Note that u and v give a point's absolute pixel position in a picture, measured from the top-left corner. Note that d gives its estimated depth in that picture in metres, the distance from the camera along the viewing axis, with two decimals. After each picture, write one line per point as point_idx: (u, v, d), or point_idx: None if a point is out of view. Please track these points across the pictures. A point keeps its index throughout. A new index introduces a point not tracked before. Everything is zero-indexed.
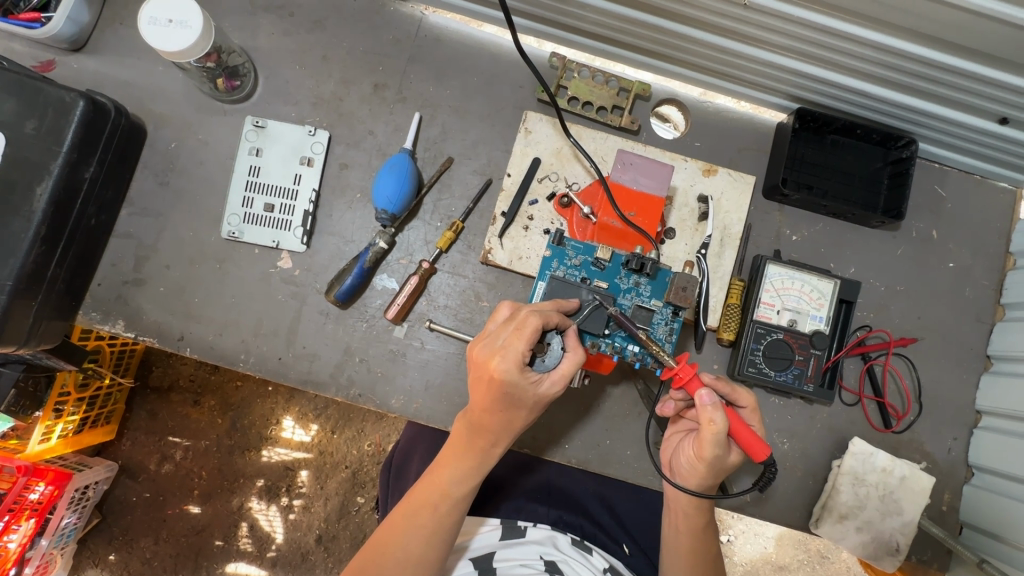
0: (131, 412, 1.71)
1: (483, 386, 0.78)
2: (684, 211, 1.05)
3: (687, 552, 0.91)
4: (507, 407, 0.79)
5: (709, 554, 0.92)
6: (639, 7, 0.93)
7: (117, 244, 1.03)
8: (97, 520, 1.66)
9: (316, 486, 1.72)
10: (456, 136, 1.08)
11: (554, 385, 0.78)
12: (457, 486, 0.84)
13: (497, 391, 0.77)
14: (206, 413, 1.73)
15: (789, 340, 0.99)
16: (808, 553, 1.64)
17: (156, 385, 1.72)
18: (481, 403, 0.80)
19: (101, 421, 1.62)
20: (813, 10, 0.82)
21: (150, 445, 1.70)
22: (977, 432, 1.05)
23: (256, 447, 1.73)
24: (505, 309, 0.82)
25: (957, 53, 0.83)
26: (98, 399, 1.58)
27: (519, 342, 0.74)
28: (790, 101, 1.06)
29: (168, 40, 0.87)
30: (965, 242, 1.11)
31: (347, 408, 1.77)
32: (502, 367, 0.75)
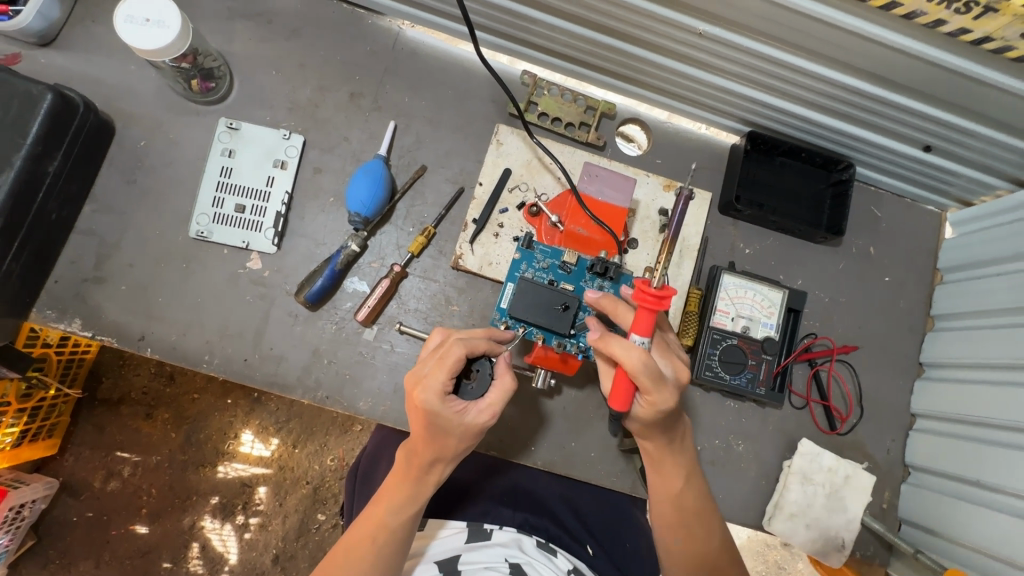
0: (76, 426, 1.63)
1: (415, 415, 0.82)
2: (646, 224, 1.11)
3: (662, 498, 0.85)
4: (438, 437, 0.82)
5: (689, 493, 0.84)
6: (604, 32, 0.99)
7: (77, 241, 1.00)
8: (31, 542, 1.56)
9: (274, 503, 1.67)
10: (430, 145, 1.11)
11: (483, 414, 0.82)
12: (394, 515, 0.87)
13: (426, 421, 0.81)
14: (158, 427, 1.66)
15: (742, 345, 1.06)
16: (766, 563, 1.69)
17: (104, 397, 1.64)
18: (415, 431, 0.84)
19: (42, 435, 1.54)
20: (757, 41, 0.90)
21: (94, 460, 1.62)
22: (912, 434, 1.14)
23: (211, 463, 1.66)
24: (437, 337, 0.85)
25: (885, 86, 0.92)
26: (41, 410, 1.52)
27: (440, 373, 0.78)
28: (742, 124, 1.15)
29: (145, 39, 0.87)
30: (900, 259, 1.21)
31: (309, 421, 1.73)
32: (424, 398, 0.79)
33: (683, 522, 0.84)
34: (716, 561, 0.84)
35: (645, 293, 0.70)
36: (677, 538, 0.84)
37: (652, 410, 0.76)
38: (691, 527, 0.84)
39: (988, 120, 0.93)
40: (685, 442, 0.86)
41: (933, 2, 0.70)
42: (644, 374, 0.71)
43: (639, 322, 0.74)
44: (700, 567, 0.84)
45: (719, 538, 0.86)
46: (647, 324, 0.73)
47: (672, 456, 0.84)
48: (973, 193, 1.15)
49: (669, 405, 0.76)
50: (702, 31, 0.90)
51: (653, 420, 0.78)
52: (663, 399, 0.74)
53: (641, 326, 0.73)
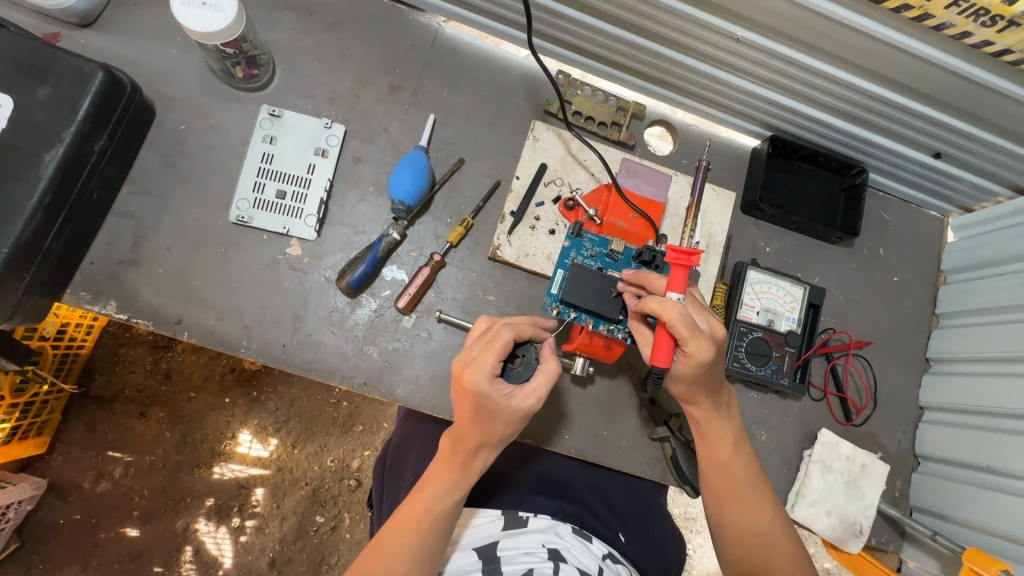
0: (66, 424, 1.57)
1: (461, 399, 0.80)
2: (675, 220, 1.14)
3: (711, 467, 0.91)
4: (485, 420, 0.80)
5: (738, 461, 0.90)
6: (642, 35, 1.04)
7: (114, 222, 0.99)
8: (14, 545, 1.50)
9: (271, 504, 1.63)
10: (467, 139, 1.14)
11: (531, 398, 0.81)
12: (437, 504, 0.82)
13: (475, 403, 0.79)
14: (152, 426, 1.61)
15: (767, 338, 1.10)
16: None
17: (98, 395, 1.60)
18: (460, 415, 0.82)
19: (31, 433, 1.49)
20: (789, 47, 0.96)
21: (84, 461, 1.57)
22: (921, 425, 1.20)
23: (207, 464, 1.62)
24: (483, 324, 0.84)
25: (905, 94, 0.99)
26: (32, 405, 1.47)
27: (490, 354, 0.78)
28: (764, 129, 1.21)
29: (200, 21, 0.88)
30: (907, 261, 1.28)
31: (309, 421, 1.68)
32: (474, 379, 0.77)
33: (731, 489, 0.89)
34: (767, 530, 0.87)
35: (677, 251, 0.76)
36: (725, 505, 0.89)
37: (692, 363, 0.80)
38: (739, 494, 0.88)
39: (998, 129, 1.01)
40: (732, 412, 0.92)
41: (963, 15, 0.76)
42: (681, 324, 0.76)
43: (673, 281, 0.79)
44: (750, 535, 0.87)
45: (770, 507, 0.88)
46: (681, 282, 0.79)
47: (718, 423, 0.91)
48: (974, 199, 1.23)
49: (708, 356, 0.79)
50: (740, 36, 0.96)
51: (694, 376, 0.83)
52: (702, 350, 0.78)
53: (675, 283, 0.78)
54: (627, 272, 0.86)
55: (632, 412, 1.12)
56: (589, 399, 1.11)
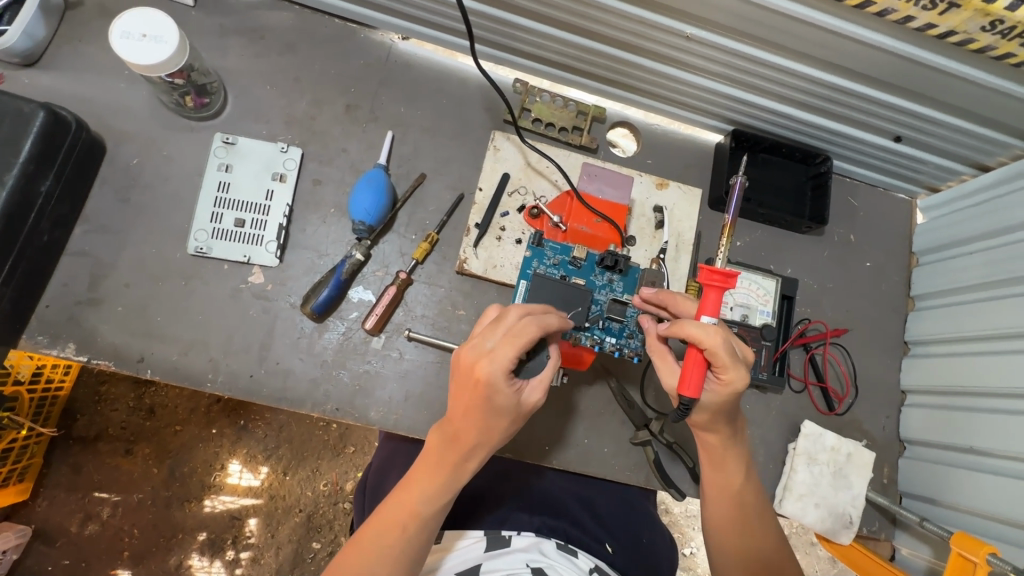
0: (49, 468, 1.54)
1: (468, 392, 0.76)
2: (642, 221, 1.15)
3: (717, 494, 0.88)
4: (489, 416, 0.77)
5: (748, 490, 0.87)
6: (597, 39, 1.04)
7: (70, 262, 0.97)
8: None
9: (265, 535, 1.59)
10: (428, 154, 1.12)
11: (534, 395, 0.79)
12: (425, 508, 0.79)
13: (485, 396, 0.75)
14: (139, 463, 1.58)
15: (743, 333, 1.09)
16: None
17: (80, 435, 1.56)
18: (464, 410, 0.78)
19: (12, 480, 1.46)
20: (740, 42, 0.96)
21: (71, 504, 1.53)
22: (904, 409, 1.19)
23: (197, 498, 1.59)
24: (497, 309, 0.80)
25: (859, 81, 0.99)
26: (10, 452, 1.43)
27: (511, 348, 0.73)
28: (725, 124, 1.21)
29: (141, 54, 0.86)
30: (878, 245, 1.28)
31: (299, 446, 1.65)
32: (489, 371, 0.73)
33: (739, 519, 0.86)
34: (771, 558, 0.86)
35: (712, 271, 0.73)
36: (729, 531, 0.87)
37: (724, 392, 0.79)
38: (744, 524, 0.86)
39: (953, 109, 1.01)
40: (742, 440, 0.89)
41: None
42: (720, 350, 0.74)
43: (706, 303, 0.77)
44: (753, 561, 0.86)
45: (774, 534, 0.88)
46: (714, 304, 0.77)
47: (731, 452, 0.87)
48: (940, 179, 1.24)
49: (740, 384, 0.78)
50: (690, 34, 0.96)
51: (720, 404, 0.80)
52: (738, 379, 0.78)
53: (708, 305, 0.76)
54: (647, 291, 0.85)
55: (612, 418, 1.11)
56: (568, 408, 1.10)
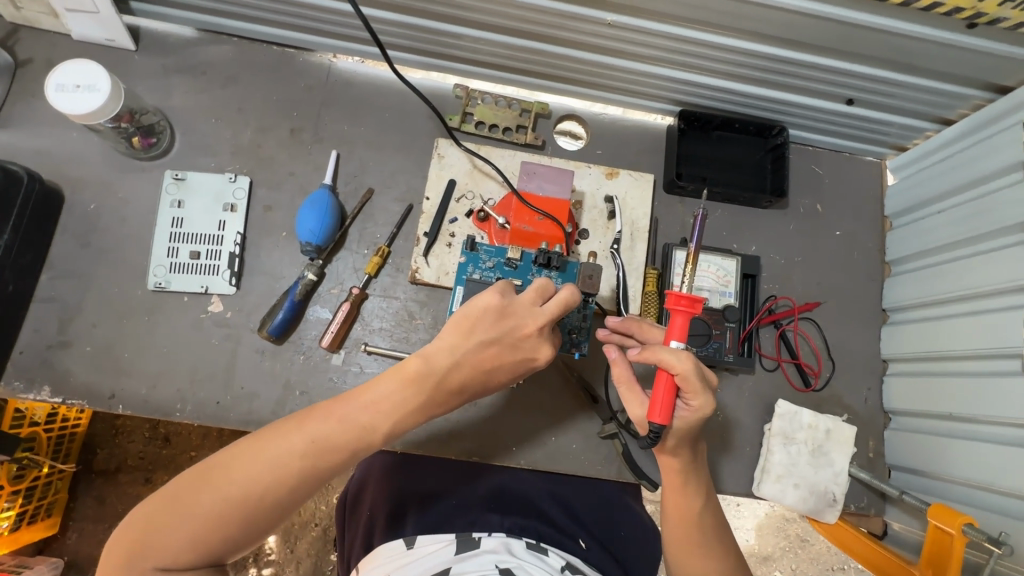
0: (75, 501, 1.57)
1: (501, 359, 0.81)
2: (594, 212, 1.14)
3: (681, 518, 0.87)
4: (496, 379, 0.83)
5: (708, 513, 0.87)
6: (527, 36, 1.05)
7: (39, 310, 1.02)
8: None
9: (285, 550, 1.55)
10: (375, 168, 1.14)
11: None
12: (376, 436, 0.76)
13: (518, 373, 0.84)
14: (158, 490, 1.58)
15: (705, 317, 1.08)
16: (788, 539, 1.67)
17: (101, 468, 1.59)
18: (483, 372, 0.81)
19: (40, 515, 1.49)
20: (663, 23, 0.97)
21: (98, 534, 1.56)
22: (887, 379, 1.15)
23: None
24: (575, 297, 0.80)
25: (790, 47, 0.99)
26: (35, 489, 1.47)
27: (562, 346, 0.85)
28: (674, 105, 1.19)
29: (76, 104, 0.90)
30: (848, 212, 1.24)
31: None
32: (542, 359, 0.83)
33: (703, 540, 0.86)
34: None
35: (678, 296, 0.76)
36: (688, 556, 0.86)
37: (692, 415, 0.80)
38: (704, 549, 0.86)
39: (896, 65, 0.99)
40: (703, 465, 0.90)
41: None
42: (689, 375, 0.75)
43: (673, 329, 0.79)
44: None
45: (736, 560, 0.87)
46: (681, 329, 0.79)
47: (694, 476, 0.87)
48: (905, 137, 1.19)
49: (707, 410, 0.80)
50: (610, 20, 0.97)
51: (686, 429, 0.82)
52: (706, 404, 0.80)
53: (676, 331, 0.79)
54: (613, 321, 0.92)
55: (580, 414, 1.10)
56: (533, 407, 1.10)
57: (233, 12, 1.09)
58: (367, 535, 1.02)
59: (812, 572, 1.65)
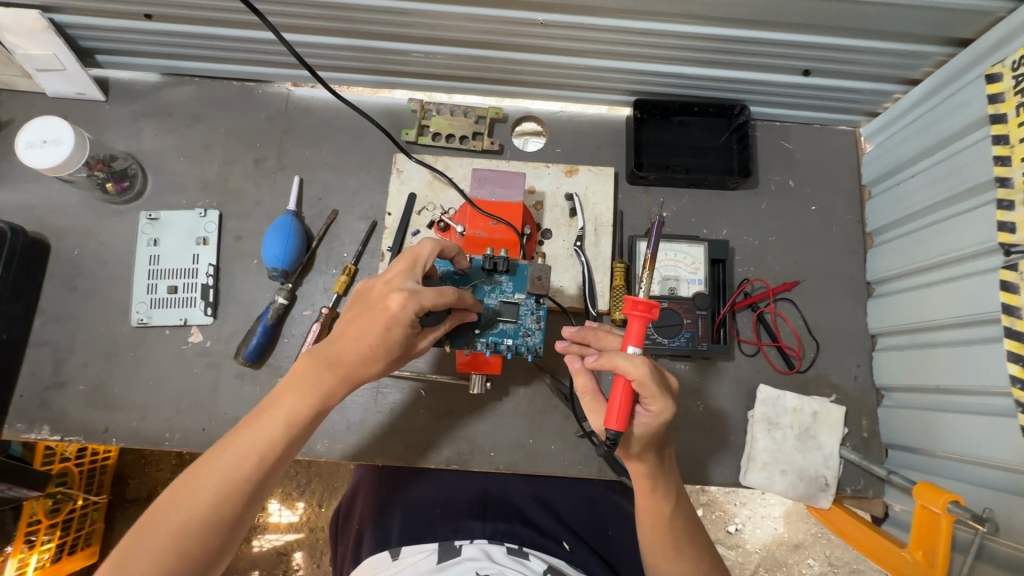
0: (112, 530, 1.61)
1: (365, 318, 0.81)
2: (556, 212, 1.13)
3: (652, 525, 0.87)
4: (369, 340, 0.80)
5: (678, 515, 0.87)
6: (469, 45, 1.06)
7: (34, 354, 1.08)
8: None
9: (312, 565, 1.59)
10: (338, 189, 1.16)
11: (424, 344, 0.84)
12: (288, 429, 0.79)
13: (386, 327, 0.79)
14: None
15: (674, 307, 1.06)
16: (818, 524, 1.61)
17: (134, 497, 1.63)
18: (354, 334, 0.81)
19: (80, 546, 1.53)
20: (599, 17, 0.96)
21: None
22: (876, 355, 1.11)
23: (246, 539, 1.59)
24: (426, 250, 0.83)
25: (732, 26, 0.96)
26: (72, 521, 1.51)
27: (433, 298, 0.79)
28: (629, 96, 1.18)
29: (44, 159, 0.95)
30: (823, 186, 1.20)
31: (331, 477, 1.64)
32: (400, 304, 0.78)
33: (672, 543, 0.87)
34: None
35: (636, 303, 0.74)
36: (658, 556, 0.88)
37: (654, 421, 0.79)
38: (675, 549, 0.87)
39: (844, 30, 0.96)
40: (670, 468, 0.89)
41: None
42: (648, 381, 0.74)
43: (630, 333, 0.77)
44: None
45: (705, 554, 0.89)
46: (638, 334, 0.77)
47: (663, 481, 0.86)
48: (875, 102, 1.15)
49: (669, 414, 0.78)
50: (543, 20, 0.97)
51: (650, 436, 0.81)
52: (667, 408, 0.78)
53: (633, 336, 0.76)
54: (569, 331, 0.92)
55: (557, 415, 1.10)
56: (509, 411, 1.10)
57: (189, 54, 1.13)
58: (356, 546, 1.04)
59: (848, 557, 1.60)
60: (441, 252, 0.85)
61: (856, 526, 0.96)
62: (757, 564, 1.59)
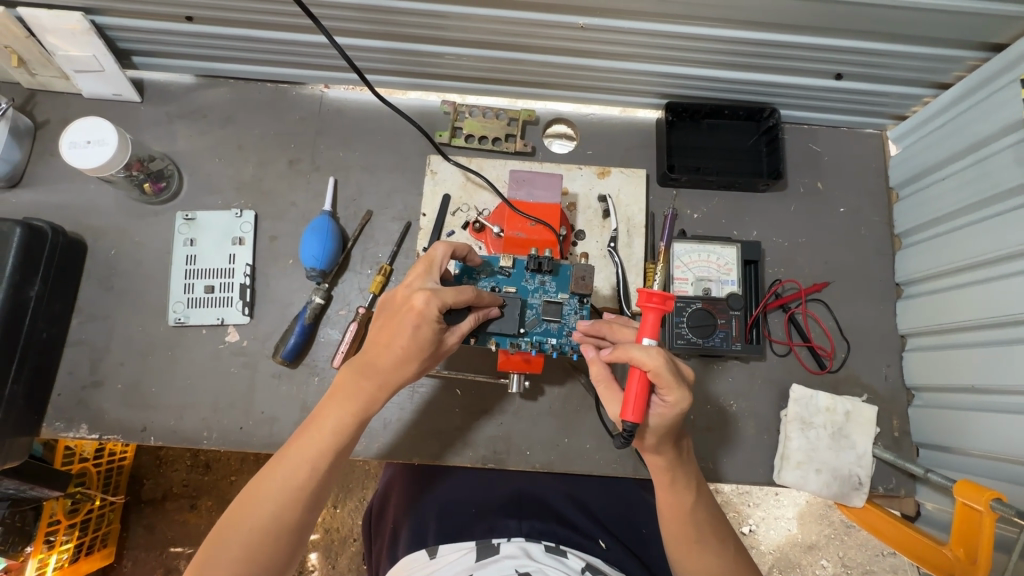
0: (128, 531, 1.60)
1: (393, 322, 0.82)
2: (588, 213, 1.15)
3: (672, 514, 0.88)
4: (399, 343, 0.81)
5: (699, 506, 0.88)
6: (506, 48, 1.07)
7: (71, 353, 1.09)
8: None
9: (327, 566, 1.58)
10: (372, 190, 1.17)
11: (453, 340, 0.84)
12: (333, 439, 0.80)
13: (413, 326, 0.80)
14: (203, 515, 1.62)
15: (708, 307, 1.06)
16: (831, 526, 1.62)
17: (149, 498, 1.62)
18: (382, 339, 0.82)
19: (97, 546, 1.53)
20: (638, 21, 0.98)
21: (152, 561, 1.59)
22: (906, 355, 1.12)
23: None
24: (439, 251, 0.85)
25: (770, 30, 0.98)
26: (89, 521, 1.50)
27: (452, 294, 0.80)
28: (659, 99, 1.19)
29: (89, 159, 0.96)
30: (851, 188, 1.21)
31: (346, 478, 1.65)
32: (423, 303, 0.79)
33: (695, 535, 0.87)
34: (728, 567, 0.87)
35: (649, 295, 0.75)
36: (682, 550, 0.88)
37: (671, 411, 0.80)
38: (700, 541, 0.87)
39: (880, 35, 0.97)
40: (689, 460, 0.90)
41: None
42: (664, 371, 0.75)
43: (645, 326, 0.79)
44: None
45: (730, 544, 0.89)
46: (653, 327, 0.78)
47: (681, 473, 0.87)
48: (903, 106, 1.16)
49: (685, 404, 0.79)
50: (583, 24, 0.98)
51: (667, 425, 0.82)
52: (683, 398, 0.79)
53: (648, 328, 0.78)
54: (583, 324, 0.87)
55: (591, 414, 1.10)
56: (544, 411, 1.11)
57: (225, 56, 1.14)
58: (392, 545, 1.04)
59: (861, 558, 1.60)
60: (453, 253, 0.87)
61: (892, 524, 0.98)
62: (772, 564, 1.60)
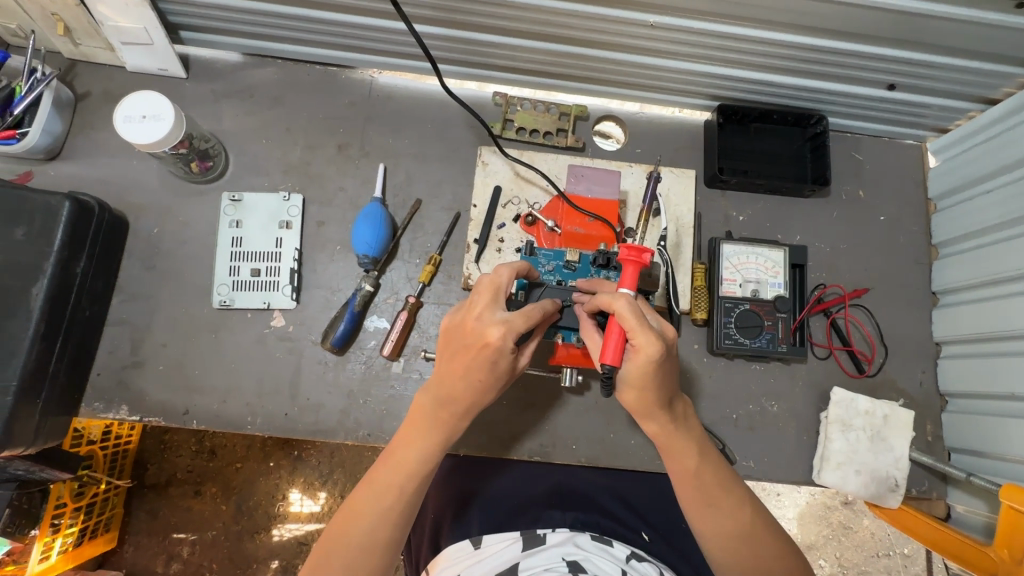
0: (130, 515, 1.56)
1: (466, 354, 0.78)
2: (638, 211, 1.15)
3: (680, 478, 0.87)
4: (476, 376, 0.78)
5: (706, 467, 0.87)
6: (567, 42, 1.07)
7: (112, 332, 1.06)
8: None
9: None
10: (421, 179, 1.17)
11: (522, 362, 0.83)
12: (419, 468, 0.81)
13: (491, 360, 0.77)
14: (207, 502, 1.58)
15: (756, 308, 1.09)
16: (830, 527, 1.66)
17: (153, 483, 1.58)
18: (457, 371, 0.79)
19: (100, 530, 1.48)
20: (705, 21, 0.98)
21: (154, 546, 1.55)
22: (941, 362, 1.15)
23: (265, 528, 1.58)
24: (503, 276, 0.80)
25: (834, 37, 0.99)
26: (94, 505, 1.46)
27: (524, 323, 0.77)
28: (710, 101, 1.20)
29: (143, 134, 0.94)
30: (890, 197, 1.24)
31: (353, 467, 1.63)
32: (500, 336, 0.75)
33: (708, 497, 0.86)
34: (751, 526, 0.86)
35: (627, 248, 0.78)
36: (703, 515, 0.86)
37: (642, 361, 0.77)
38: (715, 501, 0.86)
39: (940, 48, 0.99)
40: (689, 421, 0.89)
41: None
42: (627, 314, 0.75)
43: (625, 278, 0.80)
44: (735, 538, 0.86)
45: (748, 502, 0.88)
46: (632, 279, 0.79)
47: (680, 436, 0.87)
48: (946, 119, 1.19)
49: (658, 356, 0.77)
50: (653, 22, 0.98)
51: (643, 377, 0.78)
52: (649, 344, 0.76)
53: (626, 279, 0.79)
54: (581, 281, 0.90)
55: None
56: (589, 405, 1.12)
57: (278, 36, 1.12)
58: (435, 536, 1.04)
59: (857, 559, 1.65)
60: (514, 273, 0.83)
61: (930, 525, 1.01)
62: None
